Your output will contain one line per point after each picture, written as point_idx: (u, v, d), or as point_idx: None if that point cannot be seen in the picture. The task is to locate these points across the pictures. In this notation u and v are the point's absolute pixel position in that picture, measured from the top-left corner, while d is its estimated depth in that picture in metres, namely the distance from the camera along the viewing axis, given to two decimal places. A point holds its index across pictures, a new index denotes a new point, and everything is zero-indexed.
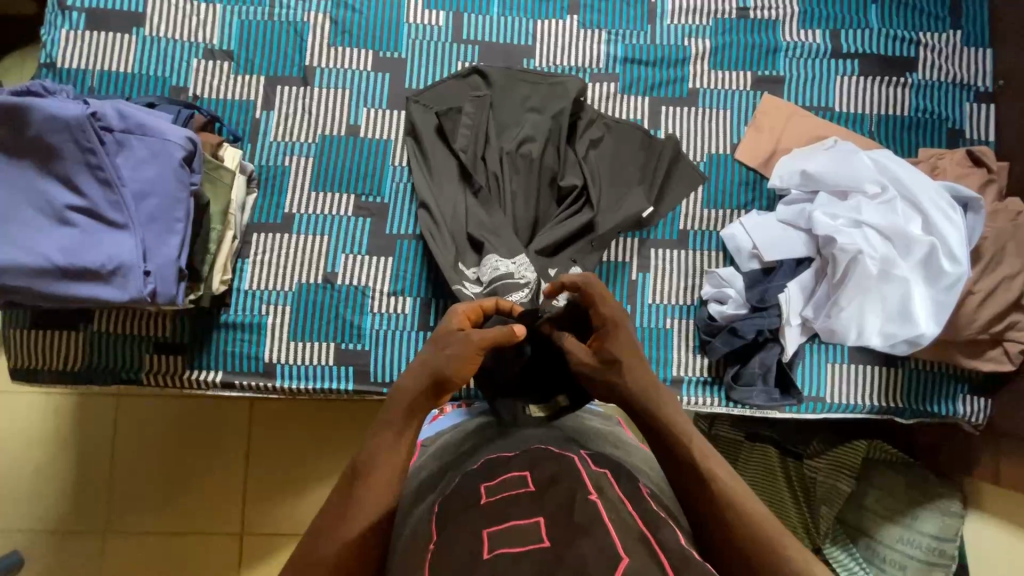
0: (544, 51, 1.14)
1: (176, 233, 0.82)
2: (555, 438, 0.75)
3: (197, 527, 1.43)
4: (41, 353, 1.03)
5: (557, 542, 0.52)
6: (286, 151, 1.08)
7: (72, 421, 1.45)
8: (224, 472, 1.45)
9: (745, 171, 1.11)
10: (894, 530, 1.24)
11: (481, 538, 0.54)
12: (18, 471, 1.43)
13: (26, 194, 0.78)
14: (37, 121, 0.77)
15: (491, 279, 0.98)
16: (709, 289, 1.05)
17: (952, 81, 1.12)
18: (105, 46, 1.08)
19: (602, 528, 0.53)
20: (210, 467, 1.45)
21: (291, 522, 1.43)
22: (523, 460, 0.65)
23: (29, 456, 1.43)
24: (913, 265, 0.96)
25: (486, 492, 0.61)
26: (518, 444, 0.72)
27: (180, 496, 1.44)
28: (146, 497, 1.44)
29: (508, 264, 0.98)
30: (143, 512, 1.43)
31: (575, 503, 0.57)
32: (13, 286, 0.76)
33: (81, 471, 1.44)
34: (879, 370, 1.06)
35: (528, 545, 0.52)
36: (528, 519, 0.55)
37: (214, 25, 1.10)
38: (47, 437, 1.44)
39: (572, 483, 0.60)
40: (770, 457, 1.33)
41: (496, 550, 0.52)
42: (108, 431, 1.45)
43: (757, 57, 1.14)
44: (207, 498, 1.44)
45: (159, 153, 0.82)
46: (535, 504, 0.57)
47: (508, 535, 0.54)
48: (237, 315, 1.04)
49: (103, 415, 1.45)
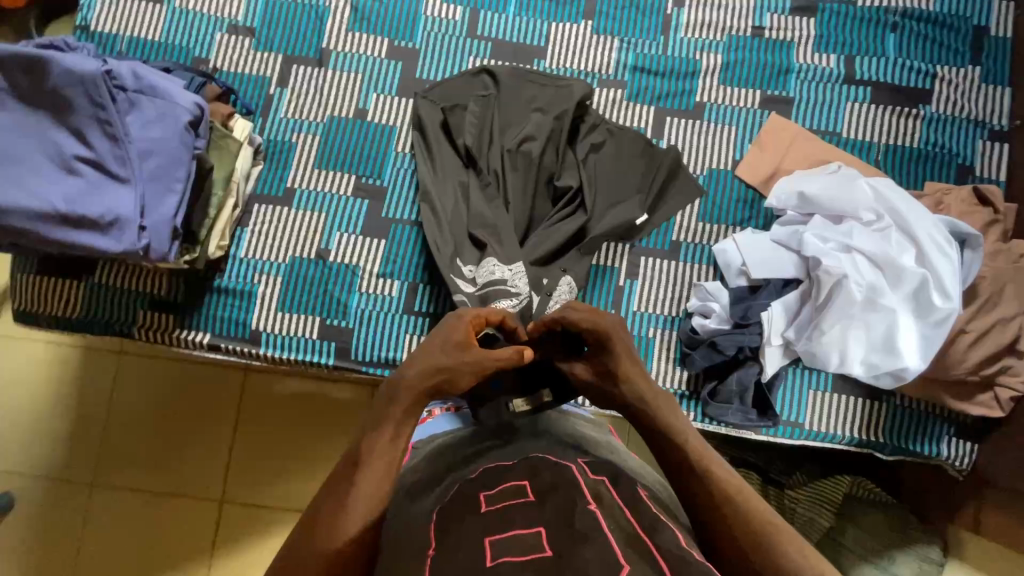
0: (555, 53, 1.15)
1: (175, 193, 0.86)
2: (558, 447, 0.74)
3: (179, 489, 1.47)
4: (45, 299, 1.07)
5: (559, 550, 0.53)
6: (294, 129, 1.11)
7: (74, 372, 1.50)
8: (210, 438, 1.48)
9: (745, 189, 1.11)
10: (870, 571, 1.20)
11: (482, 545, 0.54)
12: (17, 414, 1.49)
13: (40, 142, 0.82)
14: (54, 75, 0.81)
15: (485, 282, 1.01)
16: (695, 302, 1.05)
17: (966, 116, 1.10)
18: (137, 15, 1.13)
19: (602, 536, 0.54)
20: (198, 431, 1.48)
21: (270, 492, 1.45)
22: (524, 469, 0.66)
23: (31, 401, 1.49)
24: (903, 296, 0.94)
25: (486, 501, 0.61)
26: (517, 452, 0.72)
27: (167, 457, 1.48)
28: (135, 455, 1.48)
29: (504, 271, 1.01)
30: (130, 468, 1.47)
31: (575, 513, 0.57)
32: (16, 227, 0.80)
33: (76, 420, 1.49)
34: (863, 402, 1.04)
35: (530, 554, 0.52)
36: (528, 528, 0.56)
37: (240, 2, 1.14)
38: (46, 384, 1.50)
39: (571, 492, 0.60)
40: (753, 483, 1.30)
41: (499, 558, 0.52)
42: (106, 385, 1.50)
43: (768, 77, 1.14)
44: (193, 461, 1.47)
45: (167, 115, 0.86)
46: (537, 512, 0.58)
47: (510, 542, 0.54)
48: (231, 281, 1.07)
49: (103, 370, 1.51)
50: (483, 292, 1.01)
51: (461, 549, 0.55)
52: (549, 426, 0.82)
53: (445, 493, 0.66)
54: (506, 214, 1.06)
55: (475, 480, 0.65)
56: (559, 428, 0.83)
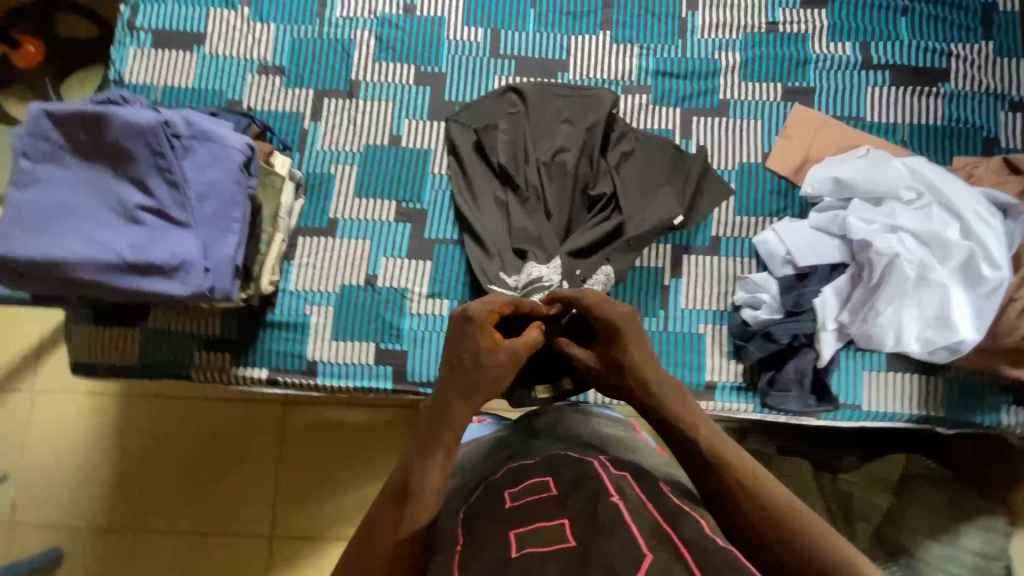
0: (578, 65, 1.18)
1: (232, 232, 0.87)
2: (583, 446, 0.77)
3: (227, 529, 1.46)
4: (101, 349, 1.09)
5: (583, 542, 0.55)
6: (332, 160, 1.14)
7: (117, 420, 1.51)
8: (253, 474, 1.48)
9: (777, 179, 1.13)
10: (936, 548, 1.20)
11: (507, 539, 0.57)
12: (62, 467, 1.49)
13: (101, 194, 0.84)
14: (115, 128, 0.83)
15: (527, 283, 1.02)
16: (742, 295, 1.07)
17: (984, 90, 1.13)
18: (167, 63, 1.16)
19: (625, 526, 0.55)
20: (240, 468, 1.48)
21: (320, 523, 1.45)
22: (545, 466, 0.68)
23: (75, 452, 1.49)
24: (951, 270, 0.96)
25: (511, 497, 0.64)
26: (537, 452, 0.75)
27: (213, 497, 1.48)
28: (182, 497, 1.48)
29: (540, 270, 1.03)
30: (176, 511, 1.47)
31: (598, 505, 0.59)
32: (85, 279, 0.82)
33: (121, 467, 1.49)
34: (918, 378, 1.04)
35: (555, 545, 0.55)
36: (554, 520, 0.58)
37: (268, 43, 1.17)
38: (89, 434, 1.50)
39: (593, 487, 0.61)
40: (807, 473, 1.30)
41: (523, 548, 0.55)
42: (147, 429, 1.50)
43: (787, 69, 1.16)
44: (239, 499, 1.47)
45: (221, 157, 0.87)
46: (563, 505, 0.61)
47: (533, 535, 0.57)
48: (283, 314, 1.09)
49: (143, 415, 1.51)
50: (525, 287, 1.02)
51: (491, 543, 0.58)
52: (570, 425, 0.83)
53: (470, 494, 0.71)
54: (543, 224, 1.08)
55: (501, 478, 0.69)
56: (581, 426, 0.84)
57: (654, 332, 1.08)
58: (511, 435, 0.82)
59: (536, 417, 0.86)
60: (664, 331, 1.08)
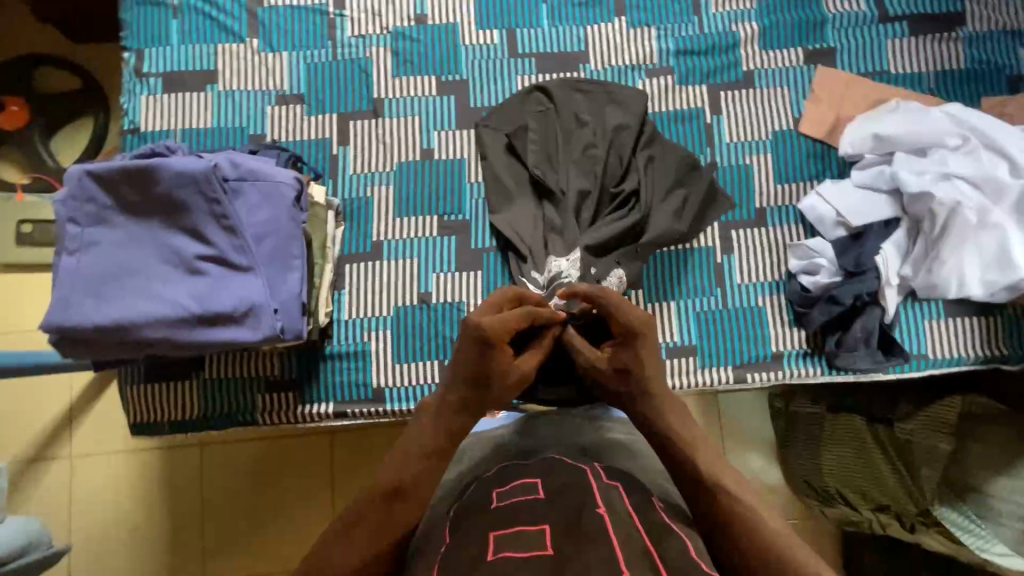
0: (597, 54, 1.17)
1: (294, 269, 0.87)
2: (578, 449, 0.79)
3: (285, 566, 1.44)
4: (159, 406, 1.06)
5: (561, 550, 0.57)
6: (367, 183, 1.12)
7: (164, 474, 1.47)
8: (305, 507, 1.46)
9: (811, 144, 1.13)
10: (1004, 483, 1.19)
11: (486, 541, 0.59)
12: (114, 530, 1.45)
13: (155, 249, 0.82)
14: (165, 179, 0.80)
15: (550, 277, 1.00)
16: (797, 262, 1.07)
17: (1002, 29, 1.14)
18: (181, 107, 1.13)
19: (608, 539, 0.57)
20: (291, 503, 1.46)
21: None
22: (539, 469, 0.71)
23: (126, 513, 1.46)
24: (1006, 210, 0.96)
25: (497, 497, 0.67)
26: (535, 454, 0.78)
27: (266, 536, 1.45)
28: (237, 540, 1.45)
29: (563, 263, 1.00)
30: (229, 556, 1.45)
31: (584, 514, 0.61)
32: (151, 338, 0.80)
33: (177, 521, 1.46)
34: (979, 320, 1.05)
35: (533, 551, 0.57)
36: (536, 526, 0.60)
37: (283, 72, 1.15)
38: (137, 493, 1.46)
39: (581, 495, 0.64)
40: (857, 426, 1.32)
41: (500, 553, 0.57)
42: (196, 478, 1.47)
43: (805, 33, 1.16)
44: (293, 534, 1.45)
45: (272, 194, 0.86)
46: (548, 510, 0.63)
47: (514, 539, 0.59)
48: (341, 345, 1.07)
49: (188, 464, 1.48)
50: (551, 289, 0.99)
51: (469, 545, 0.60)
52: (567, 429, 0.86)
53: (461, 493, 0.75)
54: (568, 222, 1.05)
55: (491, 478, 0.72)
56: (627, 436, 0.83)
57: (713, 310, 1.08)
58: (515, 436, 0.84)
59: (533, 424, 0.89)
60: (725, 308, 1.08)
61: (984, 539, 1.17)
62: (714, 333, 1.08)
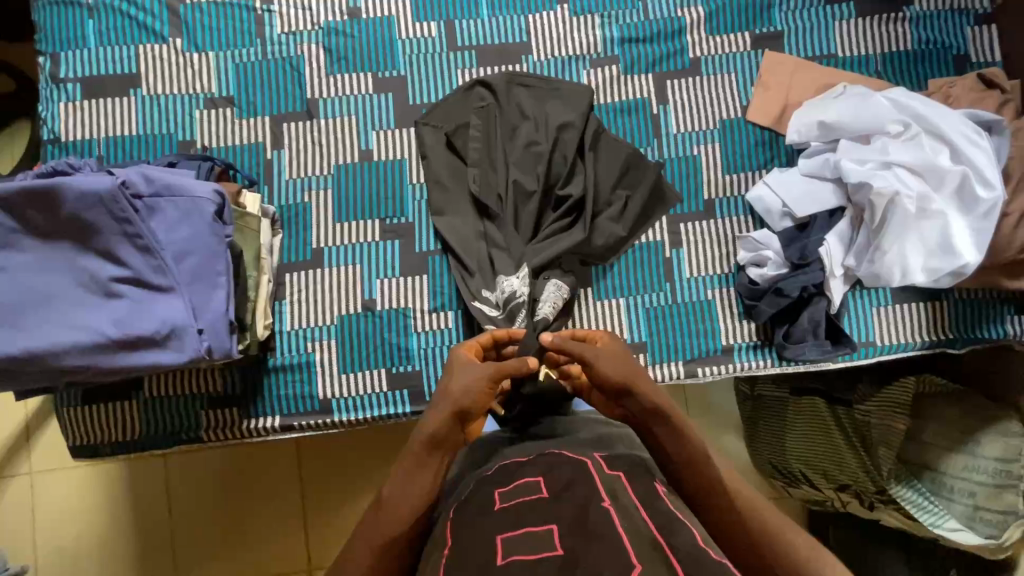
0: (540, 44, 1.13)
1: (220, 287, 0.84)
2: (577, 441, 0.74)
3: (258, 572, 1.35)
4: (99, 429, 1.03)
5: (571, 549, 0.52)
6: (304, 188, 1.08)
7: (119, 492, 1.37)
8: (276, 511, 1.37)
9: (760, 131, 1.11)
10: (958, 460, 1.19)
11: (494, 546, 0.55)
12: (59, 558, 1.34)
13: (70, 273, 0.78)
14: (70, 201, 0.76)
15: (507, 301, 1.00)
16: (745, 254, 1.06)
17: (949, 7, 1.12)
18: (105, 114, 1.07)
19: (616, 531, 0.53)
20: (262, 508, 1.37)
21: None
22: (541, 465, 0.67)
23: (73, 535, 1.35)
24: (947, 196, 0.97)
25: (500, 498, 0.62)
26: (531, 448, 0.74)
27: (233, 546, 1.36)
28: (205, 551, 1.36)
29: (513, 282, 1.01)
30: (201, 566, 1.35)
31: (589, 509, 0.56)
32: (70, 366, 0.76)
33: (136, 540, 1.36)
34: (924, 305, 1.06)
35: (541, 553, 0.52)
36: (543, 526, 0.55)
37: (211, 73, 1.09)
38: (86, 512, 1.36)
39: (586, 492, 0.59)
40: (819, 408, 1.27)
41: (510, 556, 0.53)
42: (155, 493, 1.37)
43: (753, 16, 1.13)
44: (266, 536, 1.37)
45: (191, 211, 0.83)
46: (554, 506, 0.58)
47: (521, 541, 0.54)
48: (284, 357, 1.04)
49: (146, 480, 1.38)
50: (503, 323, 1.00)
51: (472, 547, 0.57)
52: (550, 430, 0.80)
53: (463, 492, 0.69)
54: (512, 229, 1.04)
55: (495, 476, 0.68)
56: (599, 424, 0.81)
57: (663, 306, 1.07)
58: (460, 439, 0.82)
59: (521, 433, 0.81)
60: (674, 303, 1.07)
61: (936, 515, 1.15)
62: (663, 329, 1.07)
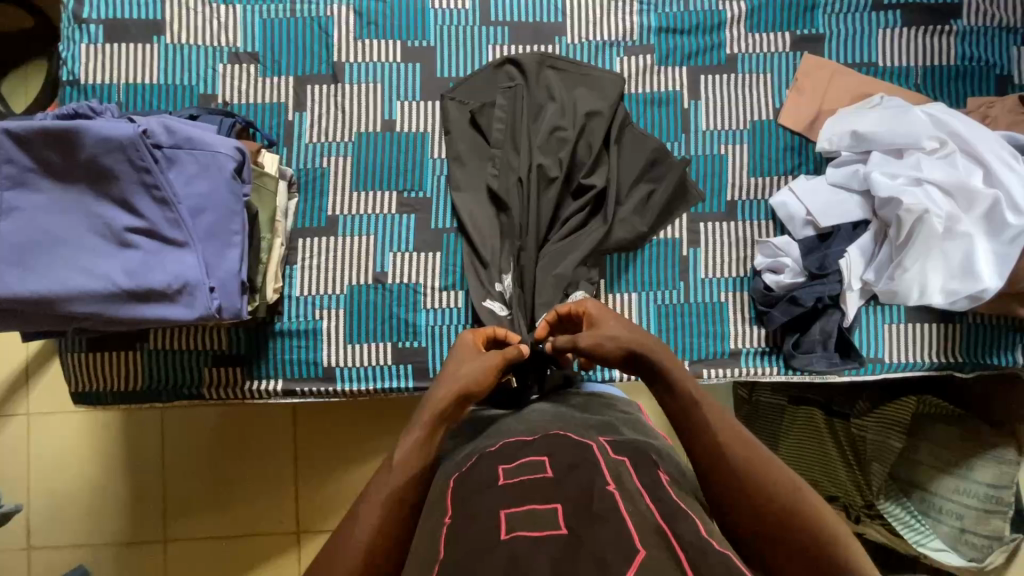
0: (575, 26, 1.10)
1: (234, 246, 0.84)
2: (583, 423, 0.73)
3: (248, 529, 1.37)
4: (101, 376, 1.03)
5: (576, 529, 0.52)
6: (323, 153, 1.06)
7: (115, 440, 1.38)
8: (269, 473, 1.38)
9: (790, 136, 1.09)
10: (950, 481, 1.18)
11: (497, 520, 0.55)
12: (53, 501, 1.36)
13: (83, 218, 0.77)
14: (89, 144, 0.75)
15: (514, 301, 1.00)
16: (763, 259, 1.05)
17: (996, 25, 1.09)
18: (126, 60, 1.05)
19: (620, 515, 0.53)
20: (256, 467, 1.38)
21: (336, 516, 1.37)
22: (544, 446, 0.66)
23: (67, 479, 1.36)
24: (975, 218, 0.96)
25: (504, 475, 0.62)
26: (537, 425, 0.72)
27: (226, 501, 1.37)
28: (197, 505, 1.37)
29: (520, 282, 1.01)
30: (194, 516, 1.37)
31: (594, 493, 0.56)
32: (78, 312, 0.75)
33: (129, 488, 1.37)
34: (937, 325, 1.05)
35: (546, 531, 0.52)
36: (546, 504, 0.55)
37: (236, 27, 1.07)
38: (80, 459, 1.37)
39: (591, 472, 0.59)
40: (816, 419, 1.27)
41: (513, 532, 0.53)
42: (153, 443, 1.38)
43: (795, 16, 1.09)
44: (259, 495, 1.38)
45: (210, 165, 0.82)
46: (556, 487, 0.58)
47: (527, 520, 0.54)
48: (292, 322, 1.04)
49: (144, 430, 1.38)
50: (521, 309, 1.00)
51: (471, 525, 0.56)
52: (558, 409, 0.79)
53: (463, 464, 0.68)
54: (532, 214, 1.01)
55: (495, 453, 0.67)
56: (608, 407, 0.80)
57: (673, 304, 1.06)
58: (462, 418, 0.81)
59: (529, 408, 0.80)
60: (685, 303, 1.06)
61: (922, 534, 1.16)
62: (672, 327, 1.06)
